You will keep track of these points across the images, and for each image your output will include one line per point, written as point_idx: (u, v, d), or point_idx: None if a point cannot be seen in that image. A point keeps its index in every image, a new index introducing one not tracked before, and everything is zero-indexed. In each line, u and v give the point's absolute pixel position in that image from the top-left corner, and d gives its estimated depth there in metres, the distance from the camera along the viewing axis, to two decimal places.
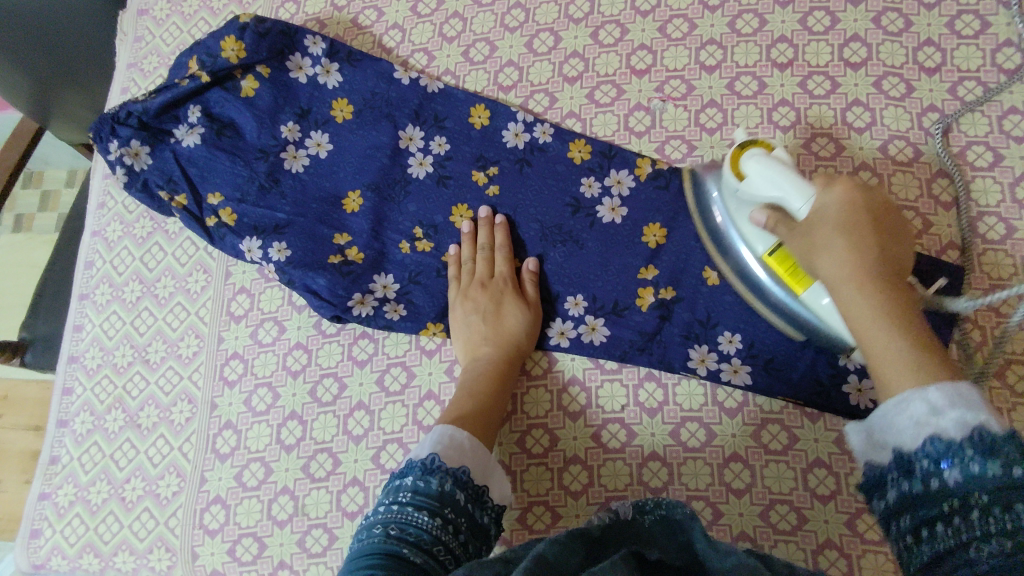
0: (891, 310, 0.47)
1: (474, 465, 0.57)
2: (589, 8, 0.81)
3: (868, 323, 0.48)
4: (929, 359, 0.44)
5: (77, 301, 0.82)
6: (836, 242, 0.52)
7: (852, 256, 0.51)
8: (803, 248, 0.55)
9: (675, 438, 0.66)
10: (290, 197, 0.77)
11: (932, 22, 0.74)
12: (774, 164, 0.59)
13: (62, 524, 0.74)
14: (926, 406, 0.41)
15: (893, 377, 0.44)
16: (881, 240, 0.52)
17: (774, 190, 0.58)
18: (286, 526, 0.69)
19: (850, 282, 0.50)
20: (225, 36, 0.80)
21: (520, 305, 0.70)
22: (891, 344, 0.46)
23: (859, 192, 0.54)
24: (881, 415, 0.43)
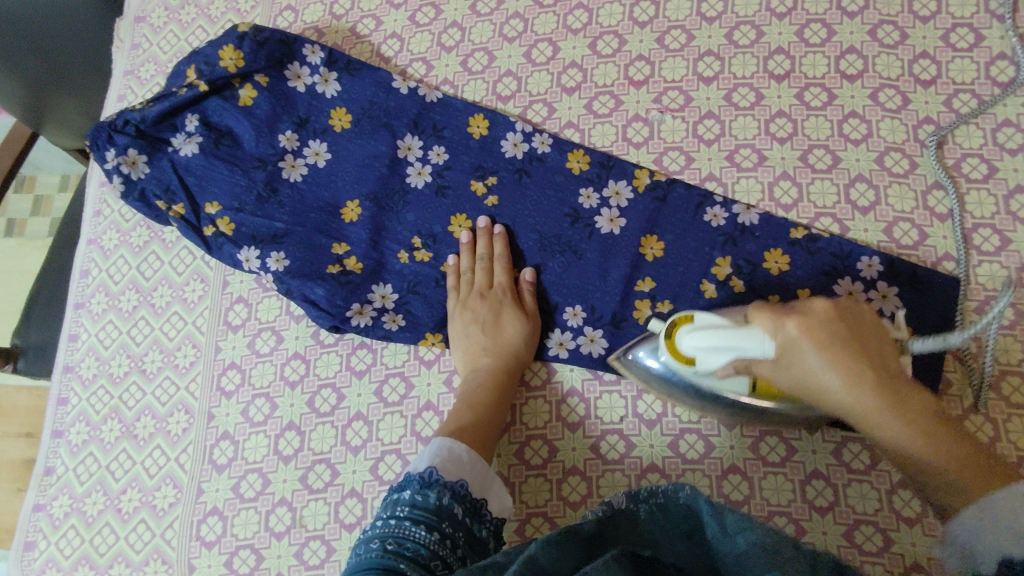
0: (920, 433, 0.48)
1: (472, 478, 0.57)
2: (587, 19, 0.81)
3: (895, 438, 0.49)
4: (986, 477, 0.46)
5: (73, 310, 0.82)
6: (833, 378, 0.49)
7: (857, 386, 0.49)
8: (793, 383, 0.51)
9: (674, 449, 0.67)
10: (288, 207, 0.77)
11: (927, 34, 0.75)
12: (707, 328, 0.52)
13: (57, 536, 0.74)
14: (1001, 518, 0.43)
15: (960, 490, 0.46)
16: (864, 358, 0.49)
17: (727, 357, 0.52)
18: (284, 538, 0.69)
19: (876, 415, 0.48)
20: (224, 45, 0.80)
21: (518, 316, 0.70)
22: (938, 465, 0.47)
23: (810, 318, 0.50)
24: (961, 537, 0.45)
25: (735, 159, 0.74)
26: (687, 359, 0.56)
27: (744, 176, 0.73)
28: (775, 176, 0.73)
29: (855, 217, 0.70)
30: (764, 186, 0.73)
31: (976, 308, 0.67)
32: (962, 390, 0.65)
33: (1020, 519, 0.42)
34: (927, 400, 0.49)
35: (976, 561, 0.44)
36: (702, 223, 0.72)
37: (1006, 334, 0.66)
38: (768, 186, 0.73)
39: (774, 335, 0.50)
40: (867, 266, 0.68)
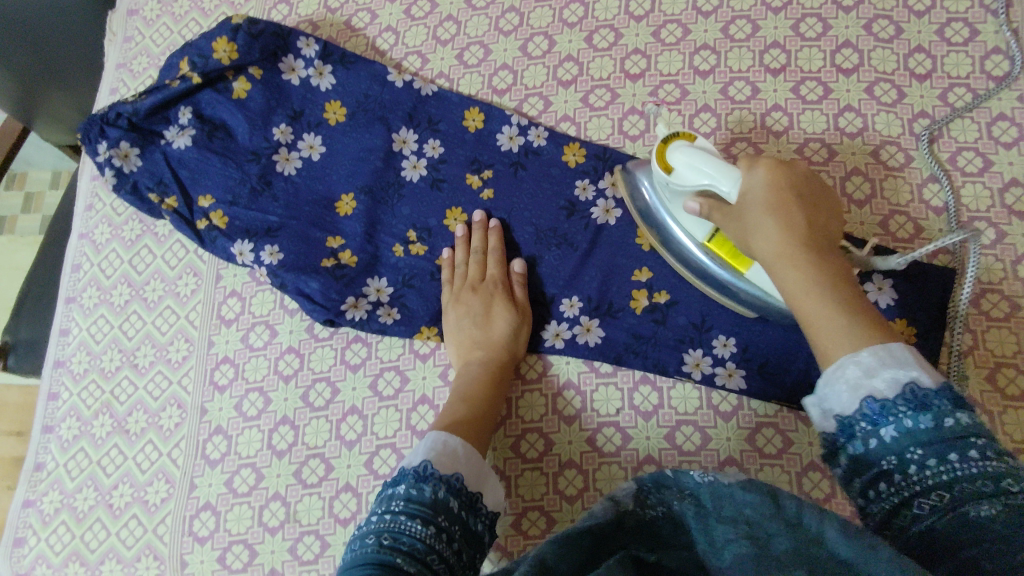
0: (824, 277, 0.50)
1: (467, 470, 0.56)
2: (583, 13, 0.81)
3: (795, 284, 0.51)
4: (864, 323, 0.48)
5: (64, 305, 0.81)
6: (768, 220, 0.53)
7: (784, 232, 0.52)
8: (739, 232, 0.56)
9: (671, 442, 0.66)
10: (283, 200, 0.77)
11: (922, 29, 0.75)
12: (698, 152, 0.59)
13: (47, 532, 0.73)
14: (863, 367, 0.45)
15: (832, 327, 0.48)
16: (805, 212, 0.53)
17: (705, 184, 0.58)
18: (278, 533, 0.68)
19: (787, 259, 0.51)
20: (218, 37, 0.79)
21: (508, 308, 0.70)
22: (841, 324, 0.48)
23: (779, 169, 0.55)
24: (825, 381, 0.47)
25: (731, 152, 0.74)
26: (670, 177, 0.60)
27: None
28: None
29: (851, 210, 0.70)
30: None
31: (971, 301, 0.67)
32: None
33: (881, 362, 0.45)
34: (842, 263, 0.52)
35: (838, 404, 0.46)
36: None
37: (1001, 326, 0.66)
38: None
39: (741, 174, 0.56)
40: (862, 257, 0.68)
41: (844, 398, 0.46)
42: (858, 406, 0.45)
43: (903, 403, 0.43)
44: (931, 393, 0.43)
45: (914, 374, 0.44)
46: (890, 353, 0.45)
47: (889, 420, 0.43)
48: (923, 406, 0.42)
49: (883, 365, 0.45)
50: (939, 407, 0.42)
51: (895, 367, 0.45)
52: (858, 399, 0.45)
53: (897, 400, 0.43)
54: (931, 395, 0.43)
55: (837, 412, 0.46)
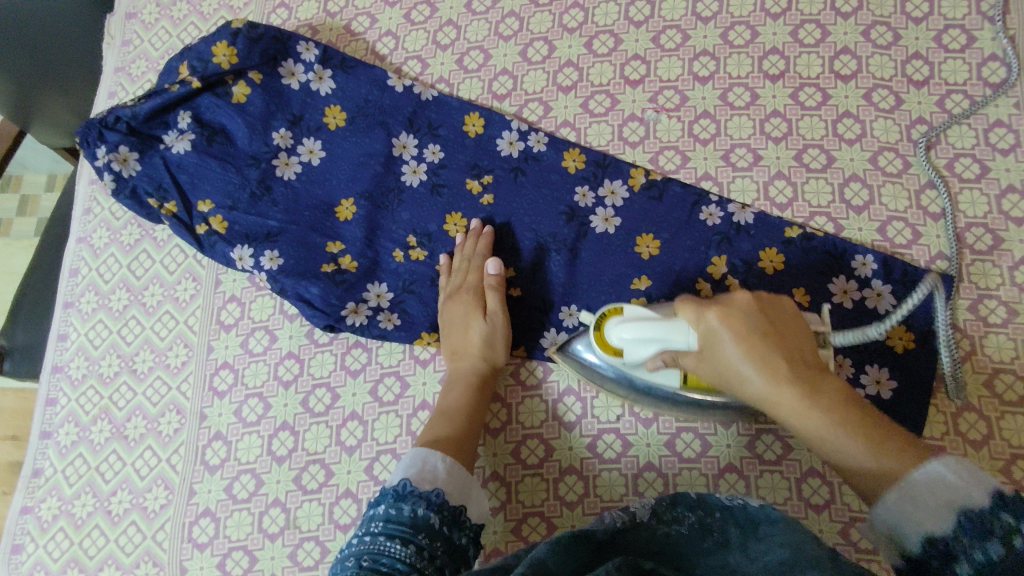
0: (831, 417, 0.45)
1: (448, 486, 0.56)
2: (583, 18, 0.81)
3: (812, 430, 0.46)
4: (897, 447, 0.43)
5: (62, 309, 0.81)
6: (746, 366, 0.48)
7: (767, 375, 0.48)
8: (717, 375, 0.52)
9: (671, 448, 0.66)
10: (282, 205, 0.76)
11: (920, 36, 0.75)
12: (638, 320, 0.56)
13: (46, 539, 0.72)
14: (912, 499, 0.41)
15: (878, 473, 0.43)
16: (780, 346, 0.48)
17: (655, 346, 0.55)
18: (277, 539, 0.68)
19: (784, 406, 0.47)
20: (217, 41, 0.79)
21: (482, 317, 0.69)
22: (870, 462, 0.44)
23: (731, 313, 0.50)
24: (885, 521, 0.43)
25: (731, 158, 0.74)
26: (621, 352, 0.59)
27: (740, 175, 0.73)
28: (770, 176, 0.73)
29: (849, 216, 0.71)
30: (760, 186, 0.73)
31: (969, 307, 0.67)
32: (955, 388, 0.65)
33: (931, 494, 0.41)
34: (839, 386, 0.48)
35: (901, 541, 0.42)
36: (698, 222, 0.72)
37: (998, 331, 0.66)
38: (763, 185, 0.73)
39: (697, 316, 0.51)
40: (862, 264, 0.68)
41: (903, 534, 0.42)
42: (916, 541, 0.41)
43: (958, 531, 0.39)
44: (981, 508, 0.39)
45: (961, 495, 0.40)
46: (935, 476, 0.41)
47: (951, 550, 0.39)
48: (977, 523, 0.38)
49: (934, 495, 0.41)
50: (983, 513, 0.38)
51: (945, 488, 0.40)
52: (918, 536, 0.41)
53: (954, 530, 0.39)
54: (980, 511, 0.39)
55: (899, 545, 0.42)
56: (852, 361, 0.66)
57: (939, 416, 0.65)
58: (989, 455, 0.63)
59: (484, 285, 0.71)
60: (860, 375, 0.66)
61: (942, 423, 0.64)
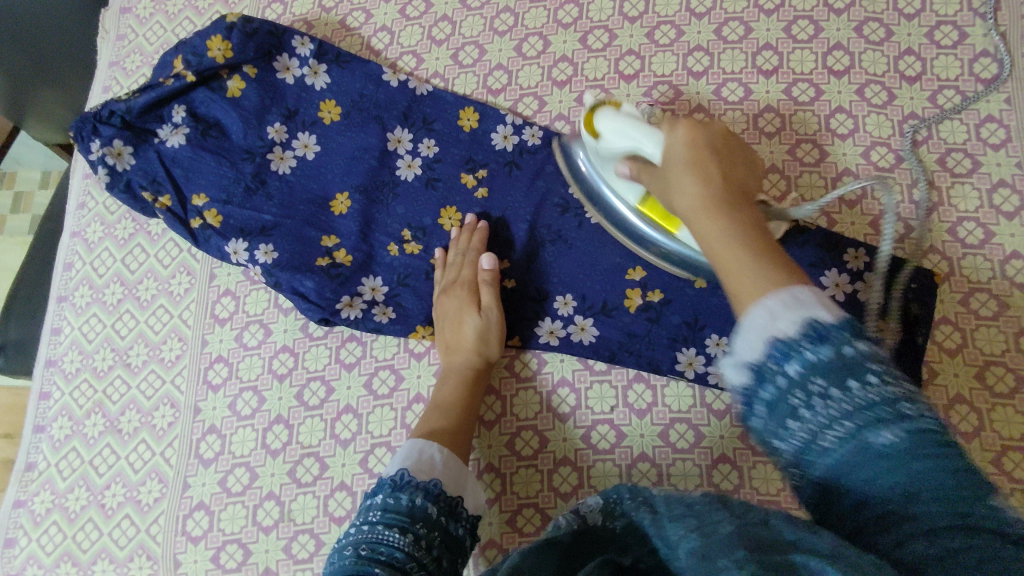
0: (733, 224, 0.46)
1: (444, 476, 0.57)
2: (578, 14, 0.82)
3: (706, 228, 0.47)
4: (778, 264, 0.42)
5: (56, 304, 0.81)
6: (683, 176, 0.51)
7: (698, 184, 0.50)
8: (664, 191, 0.55)
9: (665, 440, 0.67)
10: (277, 199, 0.76)
11: (912, 32, 0.76)
12: (623, 117, 0.63)
13: (39, 533, 0.72)
14: (768, 312, 0.39)
15: (741, 271, 0.42)
16: (723, 168, 0.52)
17: (632, 143, 0.61)
18: (272, 532, 0.68)
19: (697, 209, 0.48)
20: (212, 36, 0.79)
21: (477, 311, 0.69)
22: (748, 267, 0.42)
23: (698, 129, 0.55)
24: (734, 337, 0.40)
25: None
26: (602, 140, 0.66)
27: None
28: (764, 170, 0.73)
29: (841, 210, 0.71)
30: None
31: (960, 300, 0.68)
32: (947, 380, 0.66)
33: (782, 301, 0.39)
34: (757, 215, 0.48)
35: (743, 355, 0.39)
36: None
37: (989, 324, 0.66)
38: None
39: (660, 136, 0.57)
40: (853, 257, 0.69)
41: (747, 343, 0.39)
42: (763, 353, 0.38)
43: (806, 340, 0.37)
44: (835, 326, 0.37)
45: (814, 310, 0.38)
46: (797, 295, 0.39)
47: (791, 360, 0.37)
48: (824, 340, 0.36)
49: (786, 304, 0.38)
50: (840, 337, 0.36)
51: (796, 306, 0.38)
52: (762, 345, 0.38)
53: (801, 336, 0.37)
54: (833, 328, 0.37)
55: (744, 363, 0.39)
56: None
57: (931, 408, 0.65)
58: (980, 446, 0.63)
59: (478, 280, 0.70)
60: None
61: None
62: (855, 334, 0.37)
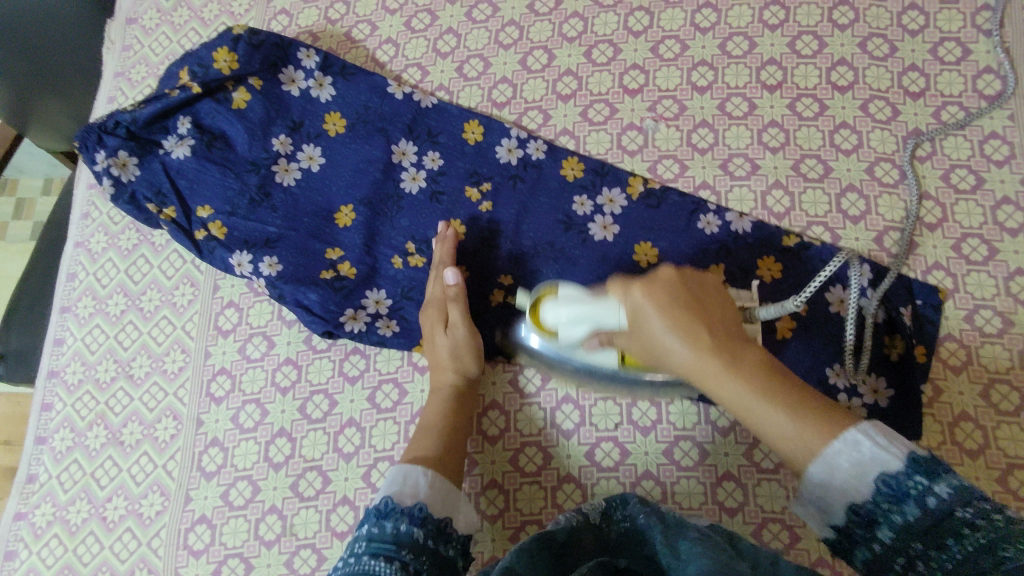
0: (753, 388, 0.44)
1: (431, 497, 0.56)
2: (583, 27, 0.82)
3: (728, 396, 0.45)
4: (818, 423, 0.43)
5: (58, 314, 0.80)
6: (670, 336, 0.47)
7: (690, 345, 0.46)
8: (643, 347, 0.51)
9: (669, 456, 0.67)
10: (282, 211, 0.76)
11: (916, 48, 0.76)
12: (572, 303, 0.59)
13: (39, 545, 0.72)
14: (836, 465, 0.43)
15: (798, 445, 0.43)
16: (701, 317, 0.47)
17: (591, 325, 0.57)
18: (274, 546, 0.68)
19: (704, 373, 0.46)
20: (218, 47, 0.80)
21: (445, 330, 0.69)
22: (793, 432, 0.43)
23: (654, 287, 0.49)
24: (814, 493, 0.45)
25: (729, 167, 0.75)
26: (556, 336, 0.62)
27: (738, 185, 0.74)
28: (768, 185, 0.73)
29: (846, 226, 0.71)
30: (757, 195, 0.73)
31: (964, 317, 0.67)
32: (952, 398, 0.65)
33: (845, 466, 0.42)
34: (759, 354, 0.46)
35: (836, 514, 0.44)
36: (696, 230, 0.72)
37: (994, 341, 0.66)
38: (761, 195, 0.73)
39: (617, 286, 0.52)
40: (857, 273, 0.69)
41: (836, 512, 0.44)
42: (851, 518, 0.43)
43: (890, 504, 0.41)
44: (906, 474, 0.41)
45: (879, 464, 0.41)
46: (853, 446, 0.42)
47: (883, 524, 0.41)
48: (904, 496, 0.40)
49: (854, 470, 0.42)
50: (915, 489, 0.40)
51: (860, 456, 0.42)
52: (846, 508, 0.43)
53: (880, 500, 0.41)
54: (903, 479, 0.41)
55: (835, 522, 0.45)
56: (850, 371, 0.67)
57: (936, 426, 0.65)
58: (985, 464, 0.63)
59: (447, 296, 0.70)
60: (857, 384, 0.66)
61: (939, 433, 0.65)
62: (928, 478, 0.40)
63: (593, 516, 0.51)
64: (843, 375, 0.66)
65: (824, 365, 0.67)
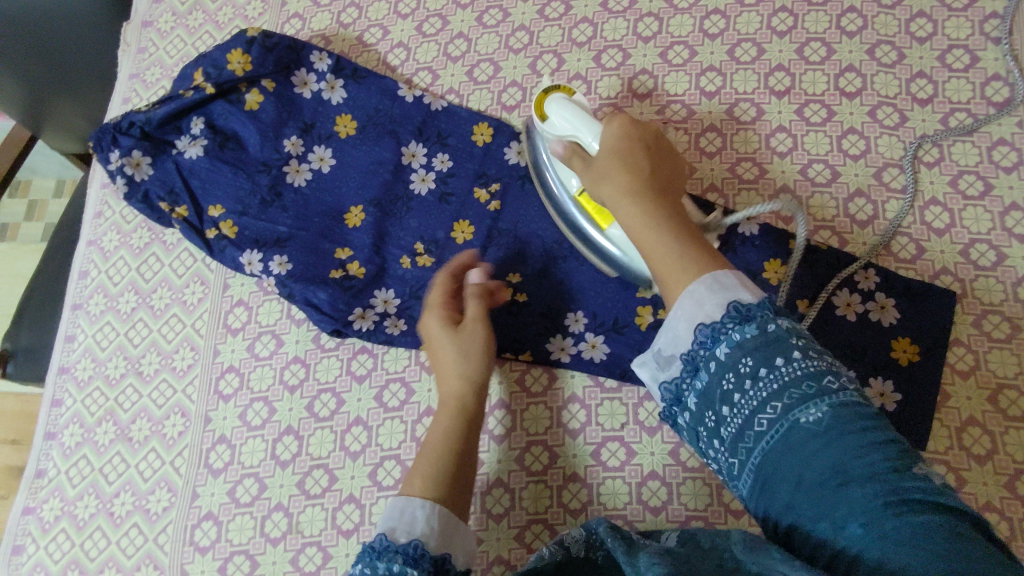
0: (673, 233, 0.53)
1: (428, 534, 0.53)
2: (592, 33, 0.83)
3: (659, 244, 0.53)
4: (709, 260, 0.51)
5: (70, 311, 0.81)
6: (617, 170, 0.58)
7: (631, 179, 0.57)
8: (592, 179, 0.61)
9: (675, 457, 0.67)
10: (292, 211, 0.77)
11: (924, 55, 0.76)
12: (573, 107, 0.65)
13: (47, 540, 0.72)
14: (697, 298, 0.49)
15: (677, 269, 0.51)
16: (651, 166, 0.59)
17: (575, 131, 0.64)
18: (280, 544, 0.68)
19: (635, 202, 0.56)
20: (232, 49, 0.80)
21: (454, 333, 0.66)
22: (678, 258, 0.52)
23: (632, 126, 0.61)
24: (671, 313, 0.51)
25: (736, 171, 0.75)
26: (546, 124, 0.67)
27: (745, 188, 0.74)
28: (776, 190, 0.74)
29: (854, 230, 0.72)
30: (765, 199, 0.74)
31: (972, 321, 0.67)
32: (959, 402, 0.65)
33: (716, 293, 0.48)
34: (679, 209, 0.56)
35: (676, 336, 0.50)
36: None
37: (1002, 347, 0.66)
38: (768, 199, 0.74)
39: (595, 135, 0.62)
40: (864, 277, 0.69)
41: (683, 333, 0.50)
42: (694, 340, 0.49)
43: (735, 325, 0.47)
44: (753, 307, 0.47)
45: (737, 294, 0.48)
46: (722, 279, 0.49)
47: (724, 342, 0.47)
48: (750, 322, 0.47)
49: (718, 294, 0.49)
50: (763, 320, 0.46)
51: (722, 293, 0.49)
52: (690, 330, 0.49)
53: (726, 320, 0.47)
54: (756, 308, 0.47)
55: (679, 349, 0.50)
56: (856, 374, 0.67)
57: (943, 430, 0.65)
58: (993, 469, 0.63)
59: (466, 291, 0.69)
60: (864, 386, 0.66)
61: (947, 437, 0.64)
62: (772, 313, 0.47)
63: (575, 547, 0.49)
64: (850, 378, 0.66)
65: None
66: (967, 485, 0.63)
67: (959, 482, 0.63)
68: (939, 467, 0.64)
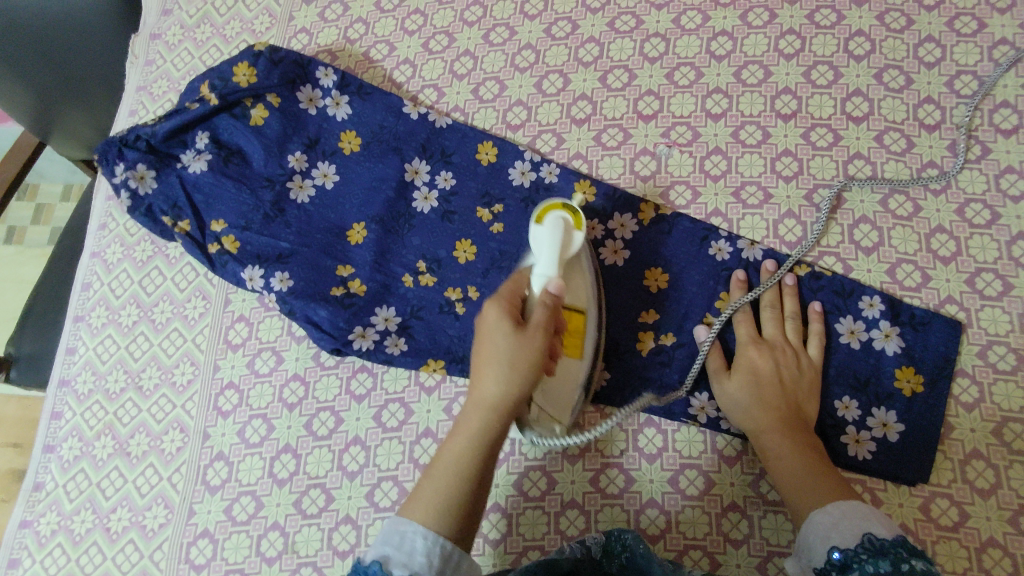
0: (797, 461, 0.60)
1: (427, 570, 0.48)
2: (598, 53, 0.82)
3: (788, 475, 0.60)
4: (825, 487, 0.58)
5: (72, 323, 0.81)
6: (740, 383, 0.65)
7: (749, 392, 0.65)
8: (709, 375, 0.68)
9: (674, 485, 0.66)
10: (295, 227, 0.77)
11: (932, 80, 0.76)
12: (558, 241, 0.63)
13: (43, 554, 0.72)
14: (829, 517, 0.55)
15: (806, 495, 0.58)
16: (783, 393, 0.64)
17: (541, 269, 0.61)
18: (275, 563, 0.68)
19: (764, 430, 0.63)
20: (239, 62, 0.81)
21: (515, 334, 0.55)
22: (801, 484, 0.59)
23: (763, 346, 0.67)
24: (807, 540, 0.56)
25: (741, 195, 0.74)
26: (543, 226, 0.65)
27: (750, 213, 0.74)
28: (780, 214, 0.73)
29: (859, 257, 0.71)
30: (769, 224, 0.73)
31: (978, 352, 0.67)
32: (963, 434, 0.65)
33: (840, 519, 0.55)
34: (812, 439, 0.62)
35: (815, 558, 0.55)
36: (707, 257, 0.72)
37: (1007, 379, 0.66)
38: (773, 224, 0.73)
39: (737, 326, 0.69)
40: (869, 305, 0.69)
41: (818, 552, 0.55)
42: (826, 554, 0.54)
43: (869, 555, 0.51)
44: (889, 544, 0.51)
45: (869, 525, 0.54)
46: (837, 511, 0.55)
47: (856, 570, 0.51)
48: (883, 554, 0.50)
49: (835, 526, 0.55)
50: (898, 557, 0.50)
51: (854, 520, 0.54)
52: (825, 552, 0.54)
53: (860, 550, 0.52)
54: (890, 546, 0.51)
55: (815, 565, 0.54)
56: (859, 403, 0.66)
57: (947, 463, 0.64)
58: (996, 504, 0.62)
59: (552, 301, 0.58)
60: (866, 416, 0.66)
61: (951, 470, 0.64)
62: (908, 553, 0.50)
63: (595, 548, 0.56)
64: (852, 407, 0.66)
65: (833, 398, 0.67)
66: (969, 520, 0.62)
67: (961, 516, 0.62)
68: (941, 500, 0.63)
